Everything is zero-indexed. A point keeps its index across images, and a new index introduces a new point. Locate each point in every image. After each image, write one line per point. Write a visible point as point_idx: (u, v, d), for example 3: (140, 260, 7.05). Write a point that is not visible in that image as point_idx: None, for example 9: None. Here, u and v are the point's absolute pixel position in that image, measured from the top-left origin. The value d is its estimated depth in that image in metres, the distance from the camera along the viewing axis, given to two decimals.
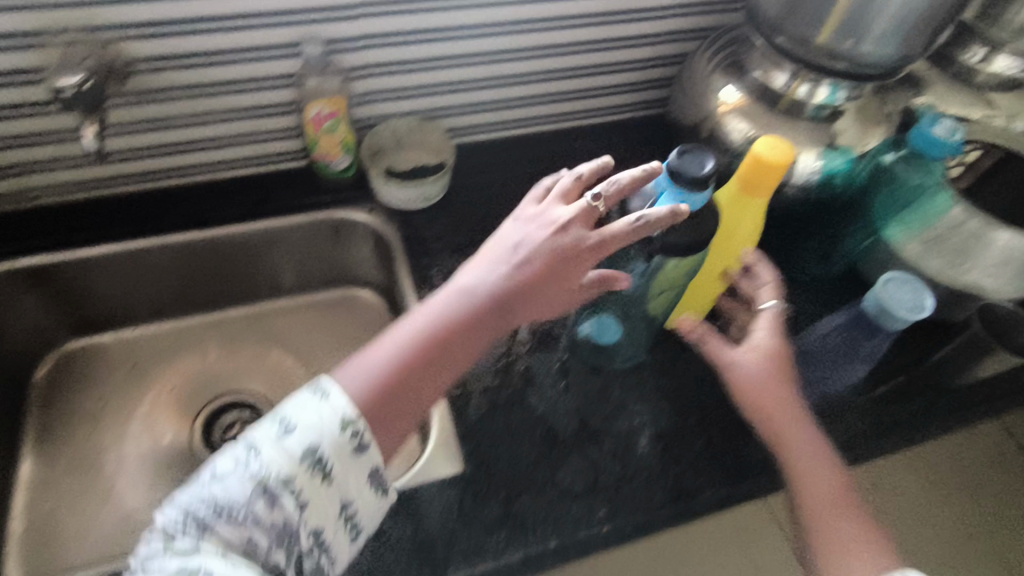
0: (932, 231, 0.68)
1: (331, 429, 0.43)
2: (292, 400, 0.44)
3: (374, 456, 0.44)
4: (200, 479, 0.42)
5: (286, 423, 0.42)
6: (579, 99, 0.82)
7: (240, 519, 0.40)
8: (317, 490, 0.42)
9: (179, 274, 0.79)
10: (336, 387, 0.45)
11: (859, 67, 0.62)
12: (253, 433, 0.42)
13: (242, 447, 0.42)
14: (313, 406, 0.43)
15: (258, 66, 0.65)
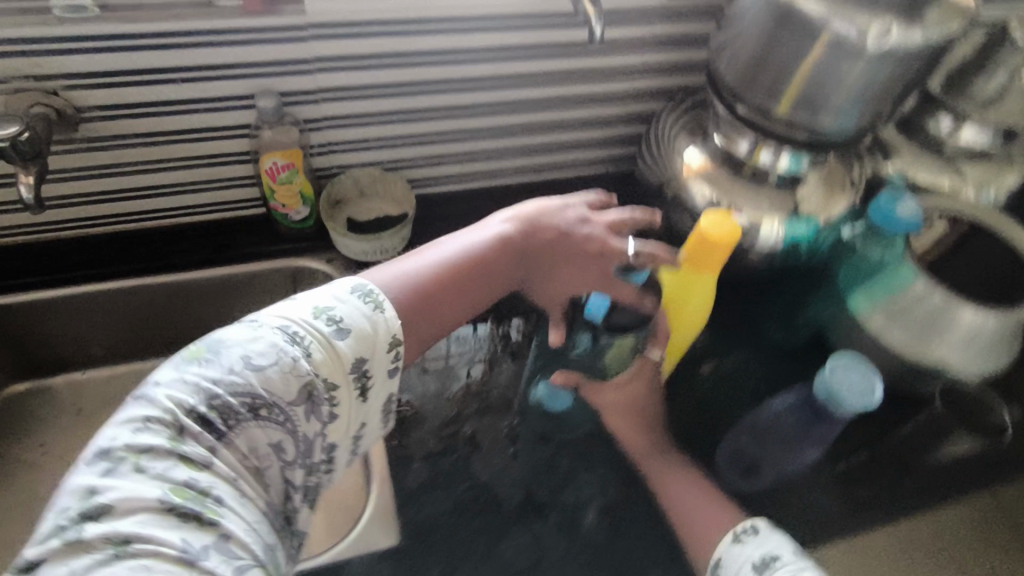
0: (897, 303, 0.64)
1: (380, 343, 0.43)
2: (339, 298, 0.43)
3: (396, 384, 0.47)
4: (223, 364, 0.38)
5: (337, 323, 0.41)
6: (546, 152, 0.82)
7: (277, 417, 0.39)
8: (351, 404, 0.43)
9: (132, 319, 0.77)
10: (379, 292, 0.45)
11: (818, 139, 0.61)
12: (297, 324, 0.41)
13: (286, 338, 0.40)
14: (362, 313, 0.43)
15: (211, 116, 0.65)
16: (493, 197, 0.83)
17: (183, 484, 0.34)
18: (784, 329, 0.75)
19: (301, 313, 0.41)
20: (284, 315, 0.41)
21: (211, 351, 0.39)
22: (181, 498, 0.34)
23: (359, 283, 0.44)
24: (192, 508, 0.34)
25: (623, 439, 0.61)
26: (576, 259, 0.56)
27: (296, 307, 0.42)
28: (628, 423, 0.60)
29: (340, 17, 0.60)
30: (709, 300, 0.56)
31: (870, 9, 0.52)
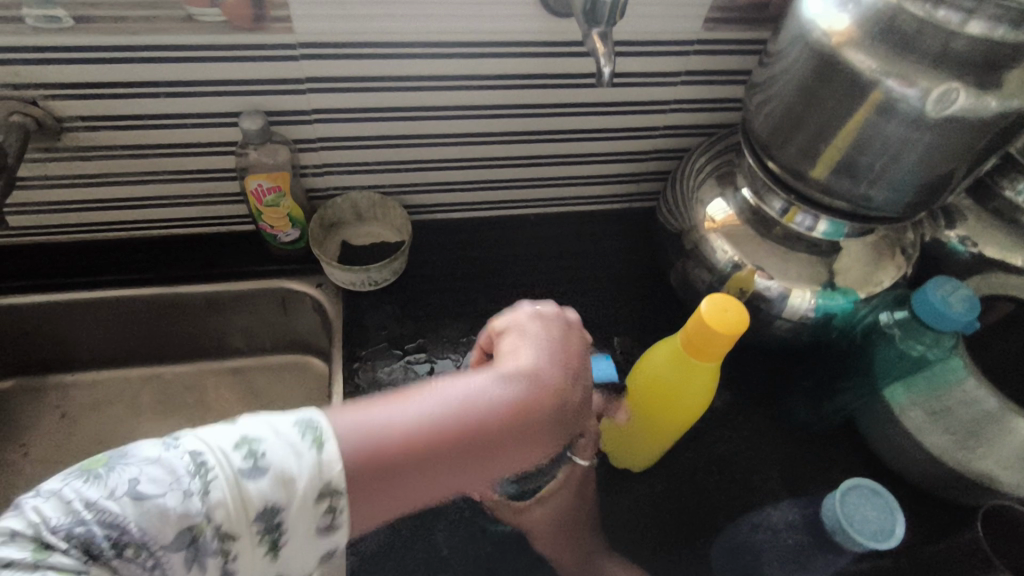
0: (939, 402, 0.55)
1: (306, 497, 0.35)
2: (275, 428, 0.36)
3: (334, 537, 0.38)
4: (106, 486, 0.33)
5: (254, 460, 0.35)
6: (561, 184, 0.75)
7: (147, 562, 0.33)
8: (253, 555, 0.35)
9: (117, 327, 0.74)
10: (327, 432, 0.37)
11: (861, 211, 0.52)
12: (210, 452, 0.34)
13: (189, 466, 0.34)
14: (295, 453, 0.36)
15: (197, 132, 0.61)
16: (502, 228, 0.77)
17: None
18: (812, 409, 0.64)
19: (222, 442, 0.35)
20: (205, 435, 0.35)
21: (106, 468, 0.34)
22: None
23: (303, 415, 0.37)
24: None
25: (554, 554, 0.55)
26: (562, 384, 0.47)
27: (220, 431, 0.36)
28: (559, 532, 0.56)
29: (330, 36, 0.55)
30: (709, 388, 0.50)
31: (933, 67, 0.43)
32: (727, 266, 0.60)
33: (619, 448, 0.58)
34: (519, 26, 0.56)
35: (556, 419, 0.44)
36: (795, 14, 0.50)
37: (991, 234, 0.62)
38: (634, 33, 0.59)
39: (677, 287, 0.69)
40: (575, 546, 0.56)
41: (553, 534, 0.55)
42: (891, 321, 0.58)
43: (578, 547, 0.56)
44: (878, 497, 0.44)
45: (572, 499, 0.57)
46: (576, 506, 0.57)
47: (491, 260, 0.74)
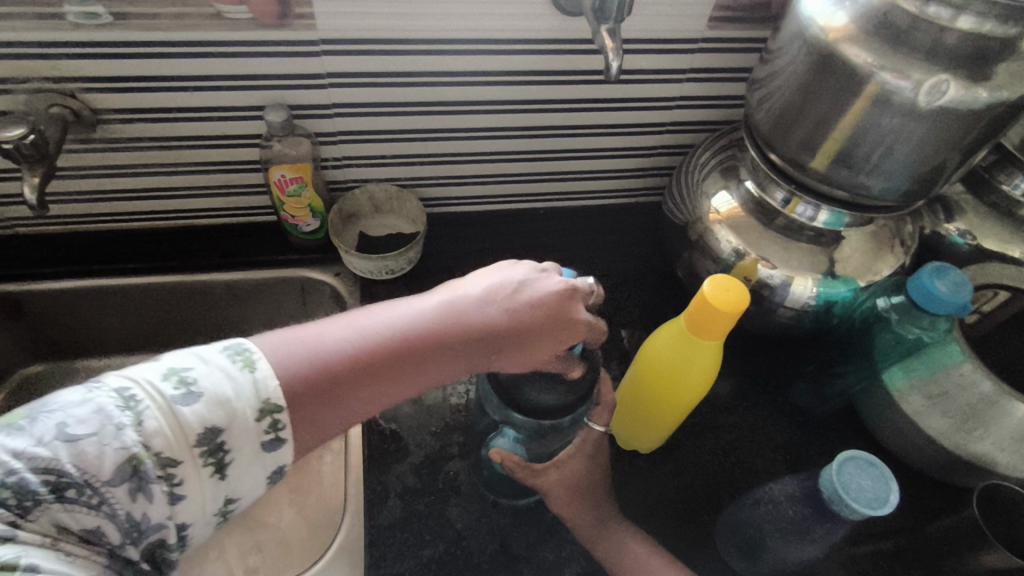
0: (938, 385, 0.57)
1: (244, 413, 0.37)
2: (202, 358, 0.38)
3: (283, 456, 0.40)
4: (33, 434, 0.33)
5: (187, 388, 0.36)
6: (571, 179, 0.77)
7: (91, 499, 0.34)
8: (202, 479, 0.36)
9: (143, 314, 0.78)
10: (255, 351, 0.39)
11: (860, 200, 0.55)
12: (137, 387, 0.36)
13: (117, 402, 0.35)
14: (226, 376, 0.38)
15: (224, 125, 0.64)
16: (512, 222, 0.80)
17: None
18: (814, 394, 0.67)
19: (149, 375, 0.37)
20: (130, 374, 0.37)
21: (27, 418, 0.34)
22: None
23: (231, 342, 0.40)
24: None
25: (569, 518, 0.56)
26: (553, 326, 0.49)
27: (141, 368, 0.37)
28: (575, 498, 0.56)
29: (352, 32, 0.57)
30: (711, 368, 0.52)
31: (926, 59, 0.45)
32: (730, 255, 0.63)
33: (629, 428, 0.60)
34: (532, 23, 0.59)
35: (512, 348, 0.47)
36: (795, 12, 0.52)
37: (988, 227, 0.64)
38: (642, 31, 0.61)
39: (683, 277, 0.71)
40: (591, 510, 0.56)
41: (569, 496, 0.56)
42: (889, 305, 0.60)
43: (596, 511, 0.56)
44: (873, 467, 0.46)
45: (583, 461, 0.56)
46: (595, 472, 0.57)
47: (502, 253, 0.77)
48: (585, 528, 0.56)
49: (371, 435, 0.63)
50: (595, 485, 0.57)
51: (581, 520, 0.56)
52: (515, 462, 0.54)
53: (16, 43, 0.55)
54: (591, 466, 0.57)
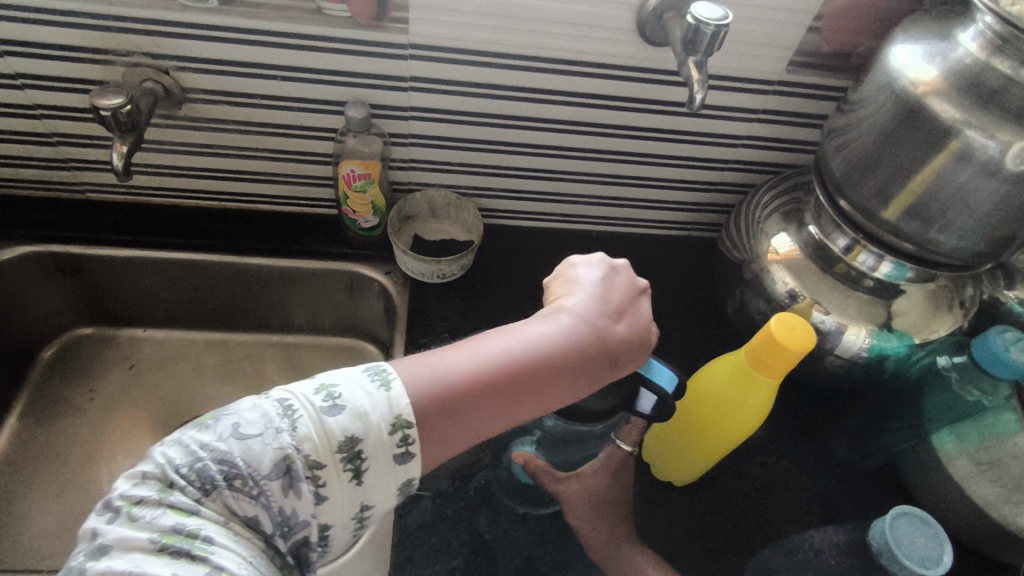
0: (988, 453, 0.58)
1: (382, 425, 0.39)
2: (349, 374, 0.40)
3: (412, 470, 0.40)
4: (216, 430, 0.37)
5: (335, 399, 0.38)
6: (628, 207, 0.78)
7: (252, 491, 0.36)
8: (342, 486, 0.38)
9: (195, 291, 0.79)
10: (392, 372, 0.41)
11: (928, 256, 0.54)
12: (295, 397, 0.38)
13: (279, 409, 0.38)
14: (368, 391, 0.39)
15: (304, 116, 0.66)
16: (564, 241, 0.80)
17: (171, 530, 0.33)
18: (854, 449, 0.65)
19: (304, 388, 0.39)
20: (293, 386, 0.40)
21: (212, 418, 0.38)
22: (169, 542, 0.33)
23: (374, 362, 0.41)
24: (180, 549, 0.33)
25: (587, 537, 0.55)
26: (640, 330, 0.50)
27: (304, 382, 0.40)
28: (595, 516, 0.56)
29: (441, 40, 0.59)
30: (765, 405, 0.52)
31: (1015, 122, 0.46)
32: (785, 297, 0.62)
33: (661, 454, 0.60)
34: (615, 49, 0.61)
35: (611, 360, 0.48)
36: (881, 65, 0.53)
37: None
38: (720, 68, 0.63)
39: (732, 314, 0.71)
40: (608, 526, 0.56)
41: (587, 508, 0.56)
42: (950, 365, 0.59)
43: (615, 531, 0.56)
44: (923, 527, 0.46)
45: (607, 478, 0.57)
46: (618, 494, 0.57)
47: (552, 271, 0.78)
48: (602, 549, 0.55)
49: None
50: (616, 500, 0.57)
51: (600, 539, 0.55)
52: (537, 466, 0.56)
53: (125, 17, 0.57)
54: (616, 487, 0.57)
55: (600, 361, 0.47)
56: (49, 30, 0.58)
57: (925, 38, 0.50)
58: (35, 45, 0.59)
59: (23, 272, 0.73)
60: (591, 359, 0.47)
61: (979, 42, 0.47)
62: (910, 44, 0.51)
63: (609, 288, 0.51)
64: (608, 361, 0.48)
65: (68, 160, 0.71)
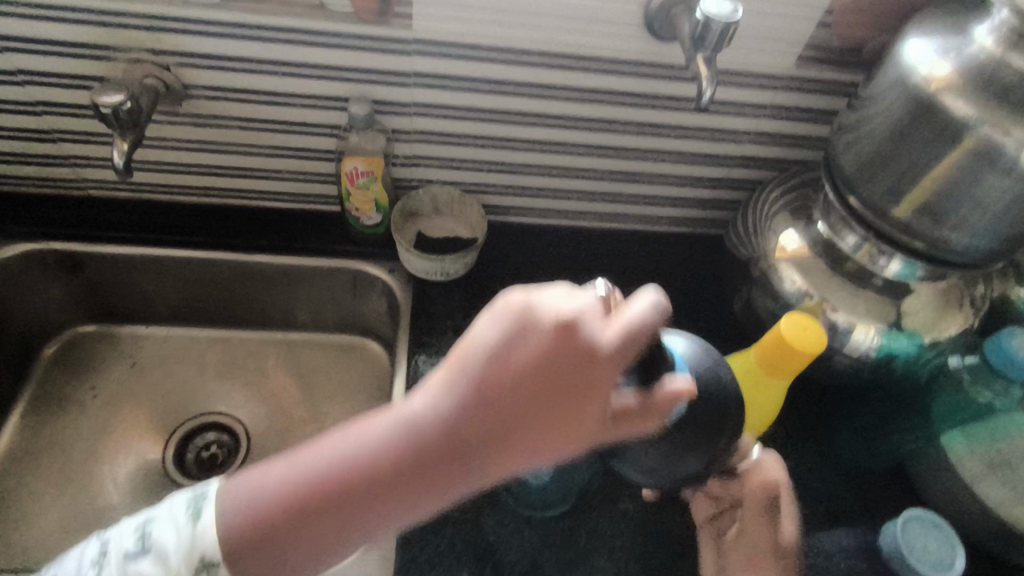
0: (1001, 454, 0.58)
1: (181, 565, 0.41)
2: (168, 508, 0.43)
3: None
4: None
5: (143, 544, 0.42)
6: (633, 204, 0.77)
7: None
8: None
9: (199, 289, 0.79)
10: (205, 497, 0.43)
11: (940, 255, 0.53)
12: (115, 544, 0.43)
13: (93, 563, 0.42)
14: (172, 529, 0.42)
15: (306, 112, 0.65)
16: (569, 238, 0.80)
17: None
18: (863, 450, 0.64)
19: (122, 537, 0.43)
20: (122, 528, 0.44)
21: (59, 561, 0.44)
22: None
23: (194, 489, 0.43)
24: None
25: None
26: (567, 396, 0.39)
27: (127, 529, 0.44)
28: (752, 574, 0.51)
29: (446, 36, 0.58)
30: (773, 407, 0.50)
31: None
32: (794, 295, 0.62)
33: None
34: (623, 44, 0.60)
35: (518, 432, 0.39)
36: (894, 60, 0.52)
37: None
38: (729, 63, 0.62)
39: (740, 313, 0.70)
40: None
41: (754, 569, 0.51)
42: (962, 366, 0.59)
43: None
44: (935, 529, 0.46)
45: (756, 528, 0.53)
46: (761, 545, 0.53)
47: (557, 267, 0.77)
48: None
49: None
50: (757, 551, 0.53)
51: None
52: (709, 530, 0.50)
53: (125, 13, 0.56)
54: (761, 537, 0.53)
55: (488, 449, 0.39)
56: (48, 26, 0.57)
57: (940, 33, 0.49)
58: (34, 41, 0.59)
59: (25, 269, 0.72)
60: (484, 455, 0.39)
61: (996, 37, 0.46)
62: (924, 39, 0.50)
63: (516, 334, 0.39)
64: (505, 439, 0.39)
65: (69, 157, 0.70)
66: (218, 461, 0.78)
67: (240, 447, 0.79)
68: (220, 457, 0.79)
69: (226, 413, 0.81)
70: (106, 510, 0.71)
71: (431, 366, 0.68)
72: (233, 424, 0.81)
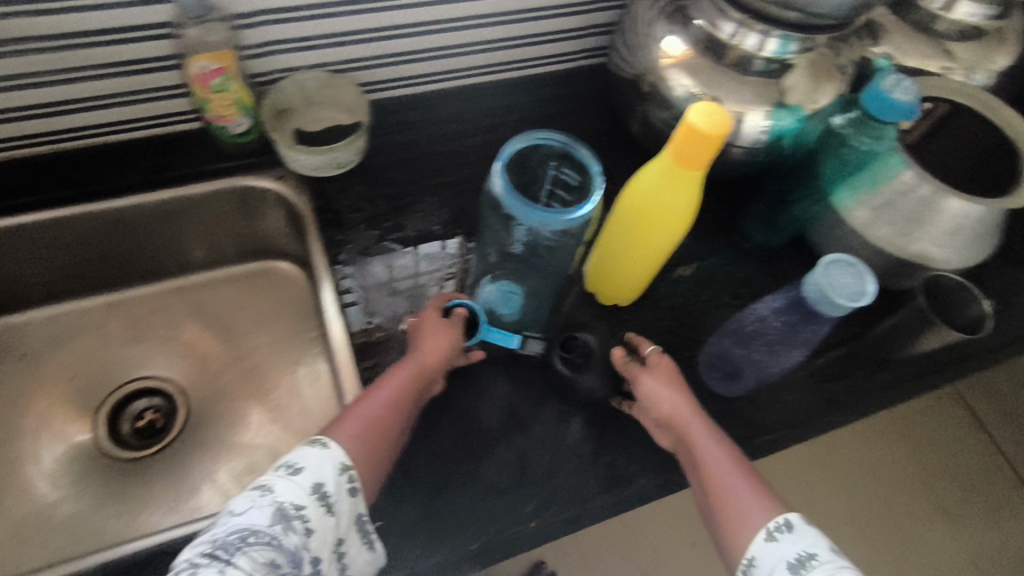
0: (882, 196, 0.63)
1: (347, 527, 0.47)
2: (321, 474, 0.47)
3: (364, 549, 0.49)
4: (256, 517, 0.42)
5: (324, 495, 0.46)
6: (512, 49, 0.74)
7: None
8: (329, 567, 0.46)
9: (69, 254, 0.70)
10: (305, 465, 0.46)
11: (809, 20, 0.55)
12: (295, 493, 0.44)
13: (291, 508, 0.44)
14: (325, 477, 0.47)
15: (124, 14, 0.55)
16: (456, 100, 0.76)
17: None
18: (767, 229, 0.72)
19: (303, 489, 0.45)
20: (288, 485, 0.45)
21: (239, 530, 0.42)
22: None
23: (332, 462, 0.48)
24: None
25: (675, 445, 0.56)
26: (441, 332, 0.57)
27: (287, 482, 0.45)
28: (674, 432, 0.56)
29: None
30: (692, 208, 0.52)
31: None
32: (685, 99, 0.63)
33: (603, 279, 0.63)
34: None
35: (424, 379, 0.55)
36: None
37: (913, 47, 0.68)
38: None
39: (639, 133, 0.72)
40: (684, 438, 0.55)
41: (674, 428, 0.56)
42: (846, 123, 0.63)
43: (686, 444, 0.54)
44: (852, 265, 0.51)
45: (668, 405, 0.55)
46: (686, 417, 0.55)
47: (452, 133, 0.74)
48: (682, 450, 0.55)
49: None
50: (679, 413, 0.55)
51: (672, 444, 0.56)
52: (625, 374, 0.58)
53: None
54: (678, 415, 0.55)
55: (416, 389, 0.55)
56: None
57: None
58: None
59: None
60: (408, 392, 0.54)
61: None
62: None
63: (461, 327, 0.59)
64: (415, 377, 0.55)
65: None
66: (161, 425, 0.74)
67: (180, 404, 0.75)
68: (161, 421, 0.75)
69: (150, 376, 0.76)
70: (55, 506, 0.67)
71: (355, 264, 0.66)
72: (162, 384, 0.76)
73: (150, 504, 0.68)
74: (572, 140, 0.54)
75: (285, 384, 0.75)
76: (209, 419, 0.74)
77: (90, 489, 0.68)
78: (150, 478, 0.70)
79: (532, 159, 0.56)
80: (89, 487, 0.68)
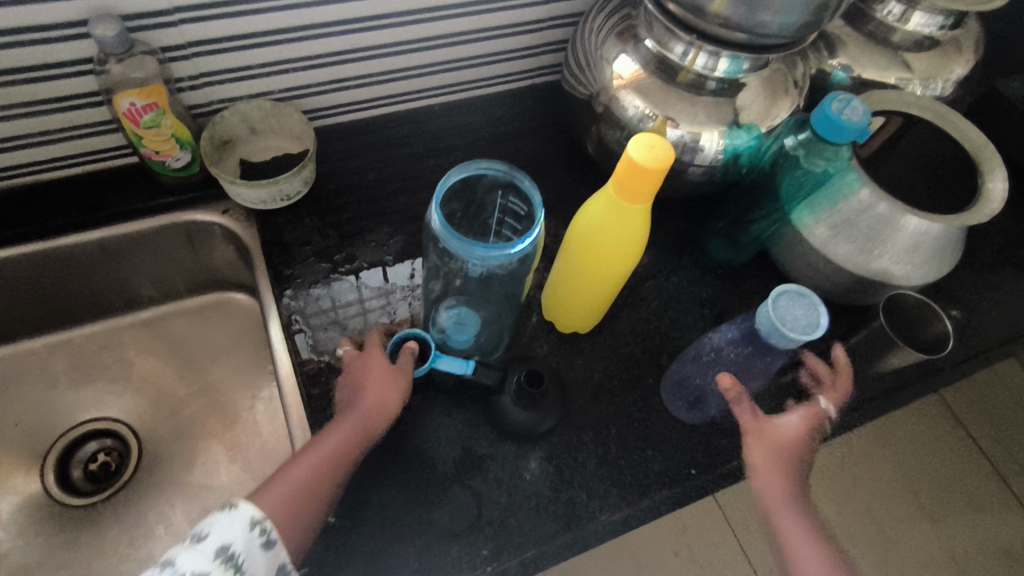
0: (840, 214, 0.61)
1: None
2: (230, 538, 0.44)
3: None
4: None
5: (231, 558, 0.43)
6: (464, 69, 0.72)
7: None
8: None
9: (5, 298, 0.67)
10: (207, 533, 0.43)
11: (756, 41, 0.54)
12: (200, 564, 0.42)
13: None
14: (232, 539, 0.44)
15: (40, 51, 0.53)
16: (408, 123, 0.74)
17: None
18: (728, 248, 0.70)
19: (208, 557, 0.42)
20: (191, 555, 0.42)
21: None
22: None
23: (245, 524, 0.45)
24: None
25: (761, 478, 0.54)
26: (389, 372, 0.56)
27: (192, 553, 0.42)
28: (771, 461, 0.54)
29: None
30: (640, 239, 0.51)
31: None
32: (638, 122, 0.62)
33: (560, 307, 0.61)
34: None
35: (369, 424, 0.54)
36: None
37: (869, 59, 0.67)
38: None
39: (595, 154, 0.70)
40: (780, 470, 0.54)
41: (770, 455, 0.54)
42: (796, 144, 0.62)
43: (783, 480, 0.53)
44: (803, 298, 0.51)
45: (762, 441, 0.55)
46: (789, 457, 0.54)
47: (405, 157, 0.72)
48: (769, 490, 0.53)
49: (306, 373, 0.59)
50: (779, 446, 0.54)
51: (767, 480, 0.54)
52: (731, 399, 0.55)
53: None
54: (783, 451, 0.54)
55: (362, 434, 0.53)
56: None
57: None
58: None
59: None
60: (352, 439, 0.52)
61: None
62: None
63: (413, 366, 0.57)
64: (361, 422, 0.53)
65: None
66: (112, 470, 0.72)
67: (130, 447, 0.72)
68: (112, 465, 0.72)
69: (99, 419, 0.73)
70: None
71: (303, 299, 0.64)
72: (112, 426, 0.73)
73: (98, 555, 0.65)
74: (513, 169, 0.52)
75: (241, 422, 0.72)
76: (160, 462, 0.71)
77: (35, 541, 0.66)
78: (99, 527, 0.67)
79: (475, 186, 0.54)
80: (33, 539, 0.66)
